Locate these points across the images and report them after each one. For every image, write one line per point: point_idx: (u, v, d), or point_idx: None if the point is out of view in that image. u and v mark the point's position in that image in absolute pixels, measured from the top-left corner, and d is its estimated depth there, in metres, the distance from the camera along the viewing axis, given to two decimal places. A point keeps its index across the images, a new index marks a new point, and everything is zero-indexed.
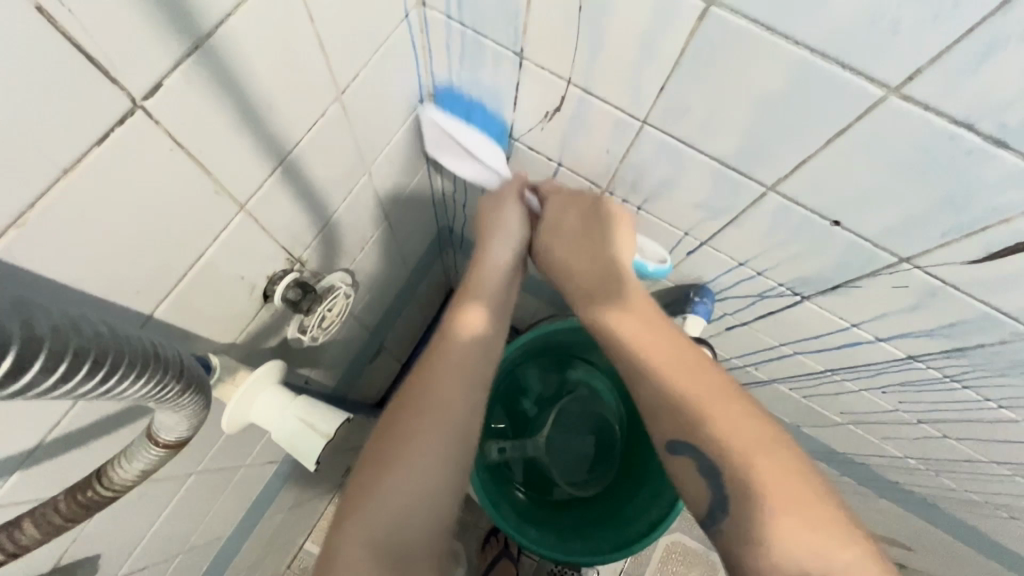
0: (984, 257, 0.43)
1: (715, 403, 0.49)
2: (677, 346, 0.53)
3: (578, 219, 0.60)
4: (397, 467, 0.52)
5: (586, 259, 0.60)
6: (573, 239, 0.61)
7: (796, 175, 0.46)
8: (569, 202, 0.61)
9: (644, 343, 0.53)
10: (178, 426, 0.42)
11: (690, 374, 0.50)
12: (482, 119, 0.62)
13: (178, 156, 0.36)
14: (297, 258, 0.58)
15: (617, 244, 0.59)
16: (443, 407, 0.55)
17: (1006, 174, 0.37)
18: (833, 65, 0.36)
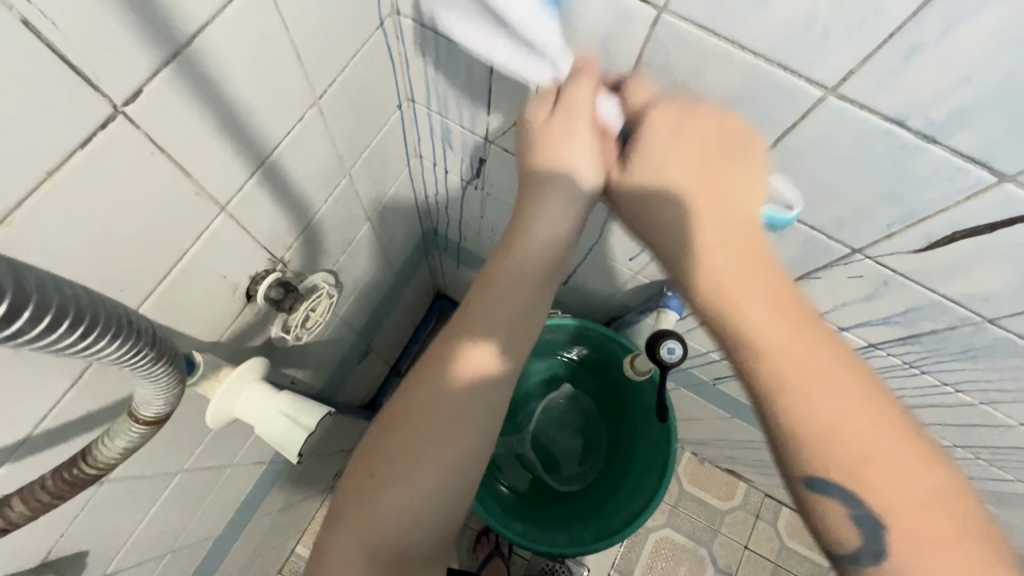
0: (925, 246, 0.46)
1: (804, 357, 0.40)
2: (768, 276, 0.43)
3: (698, 147, 0.43)
4: (392, 479, 0.50)
5: (704, 208, 0.43)
6: (685, 180, 0.43)
7: None
8: (677, 120, 0.43)
9: (734, 281, 0.42)
10: (156, 401, 0.43)
11: (786, 326, 0.41)
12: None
13: (159, 159, 0.38)
14: (279, 259, 0.60)
15: (745, 186, 0.44)
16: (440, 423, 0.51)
17: (937, 167, 0.39)
18: (775, 67, 0.39)
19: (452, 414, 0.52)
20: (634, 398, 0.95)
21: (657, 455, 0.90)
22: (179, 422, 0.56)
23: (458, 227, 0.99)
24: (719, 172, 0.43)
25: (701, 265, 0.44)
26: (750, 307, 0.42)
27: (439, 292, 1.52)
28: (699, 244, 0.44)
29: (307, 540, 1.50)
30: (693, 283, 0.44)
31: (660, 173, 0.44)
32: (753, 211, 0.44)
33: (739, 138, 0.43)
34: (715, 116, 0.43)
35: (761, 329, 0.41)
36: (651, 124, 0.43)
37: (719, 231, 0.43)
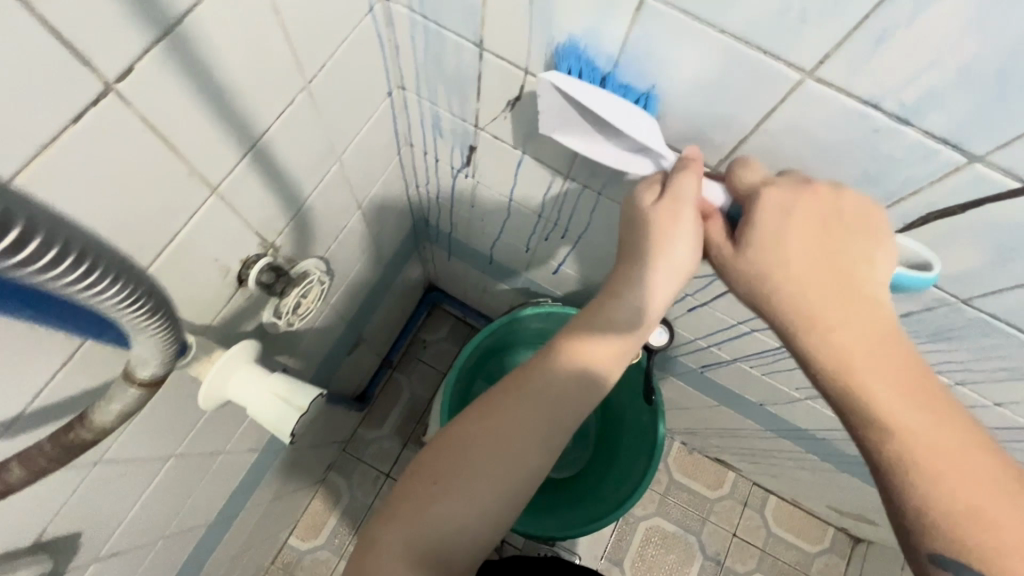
0: (900, 227, 0.48)
1: (927, 428, 0.41)
2: (892, 351, 0.44)
3: (820, 230, 0.44)
4: (449, 491, 0.52)
5: (829, 286, 0.45)
6: (806, 260, 0.45)
7: (735, 155, 0.50)
8: (790, 209, 0.44)
9: (859, 357, 0.44)
10: (152, 359, 0.41)
11: (913, 399, 0.42)
12: (619, 81, 0.48)
13: (150, 138, 0.38)
14: (270, 244, 0.60)
15: (868, 266, 0.45)
16: (500, 449, 0.54)
17: (910, 149, 0.41)
18: (756, 51, 0.40)
19: (507, 440, 0.54)
20: (620, 382, 0.97)
21: (645, 437, 0.92)
22: (171, 405, 0.57)
23: (449, 217, 1.00)
24: (847, 252, 0.45)
25: (826, 336, 0.45)
26: (872, 379, 0.43)
27: (430, 283, 1.53)
28: (826, 318, 0.44)
29: (299, 532, 1.50)
30: (815, 355, 0.45)
31: (782, 254, 0.45)
32: (880, 292, 0.45)
33: (862, 218, 0.44)
34: (831, 196, 0.44)
35: (884, 399, 0.42)
36: (766, 216, 0.45)
37: (844, 306, 0.44)
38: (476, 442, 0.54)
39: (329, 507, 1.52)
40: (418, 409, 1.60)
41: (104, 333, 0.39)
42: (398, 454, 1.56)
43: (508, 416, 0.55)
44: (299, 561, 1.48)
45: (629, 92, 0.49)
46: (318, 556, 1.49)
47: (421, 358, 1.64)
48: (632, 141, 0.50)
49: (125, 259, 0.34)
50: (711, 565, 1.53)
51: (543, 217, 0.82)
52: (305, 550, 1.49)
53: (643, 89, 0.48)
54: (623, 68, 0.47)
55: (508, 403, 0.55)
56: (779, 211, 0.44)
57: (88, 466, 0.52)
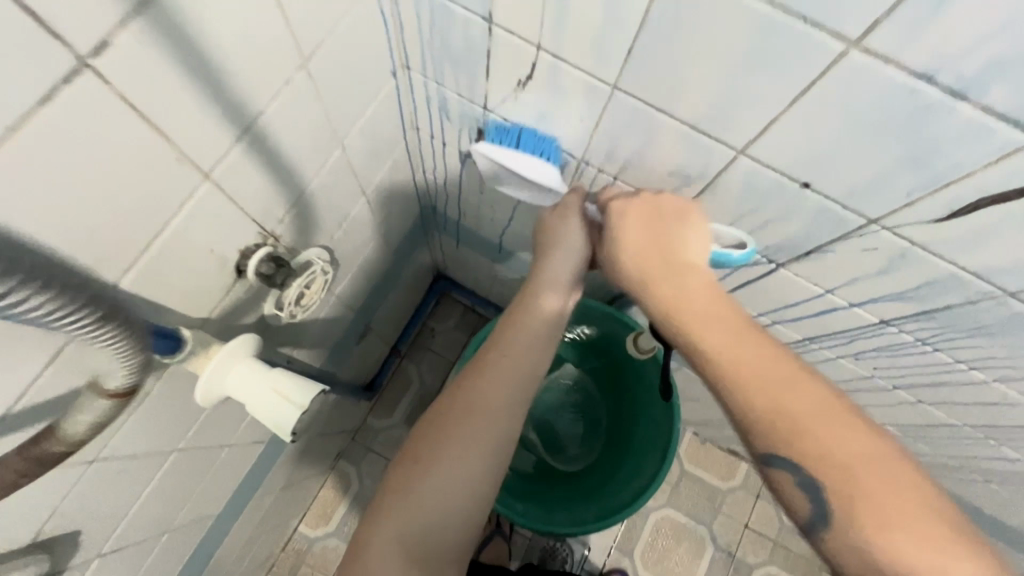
0: (947, 215, 0.44)
1: (755, 361, 0.46)
2: (716, 302, 0.51)
3: (647, 217, 0.56)
4: (437, 468, 0.56)
5: (659, 254, 0.55)
6: (641, 239, 0.56)
7: (765, 136, 0.46)
8: (631, 209, 0.57)
9: (700, 312, 0.50)
10: (118, 368, 0.39)
11: (738, 336, 0.47)
12: (529, 137, 0.62)
13: (133, 119, 0.36)
14: (269, 233, 0.57)
15: (690, 239, 0.55)
16: (467, 420, 0.59)
17: (966, 128, 0.37)
18: (795, 19, 0.36)
19: (484, 412, 0.60)
20: (637, 379, 0.94)
21: (659, 436, 0.89)
22: (170, 400, 0.55)
23: (457, 204, 0.97)
24: (674, 233, 0.55)
25: (659, 296, 0.53)
26: (709, 331, 0.48)
27: (438, 272, 1.50)
28: (663, 283, 0.53)
29: (309, 520, 1.51)
30: (656, 312, 0.53)
31: (620, 239, 0.57)
32: (698, 260, 0.55)
33: (682, 211, 0.56)
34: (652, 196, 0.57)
35: (711, 340, 0.48)
36: (614, 216, 0.58)
37: (671, 271, 0.54)
38: (450, 417, 0.59)
39: (339, 496, 1.52)
40: (427, 398, 1.59)
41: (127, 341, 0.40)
42: (406, 444, 1.55)
43: (482, 383, 0.62)
44: (309, 549, 1.48)
45: (536, 146, 0.63)
46: (327, 544, 1.49)
47: (429, 347, 1.62)
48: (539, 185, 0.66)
49: (64, 278, 0.33)
50: (722, 556, 1.51)
51: None
52: (315, 537, 1.49)
53: (547, 142, 0.62)
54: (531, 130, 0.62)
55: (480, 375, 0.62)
56: (620, 212, 0.57)
57: (84, 464, 0.50)
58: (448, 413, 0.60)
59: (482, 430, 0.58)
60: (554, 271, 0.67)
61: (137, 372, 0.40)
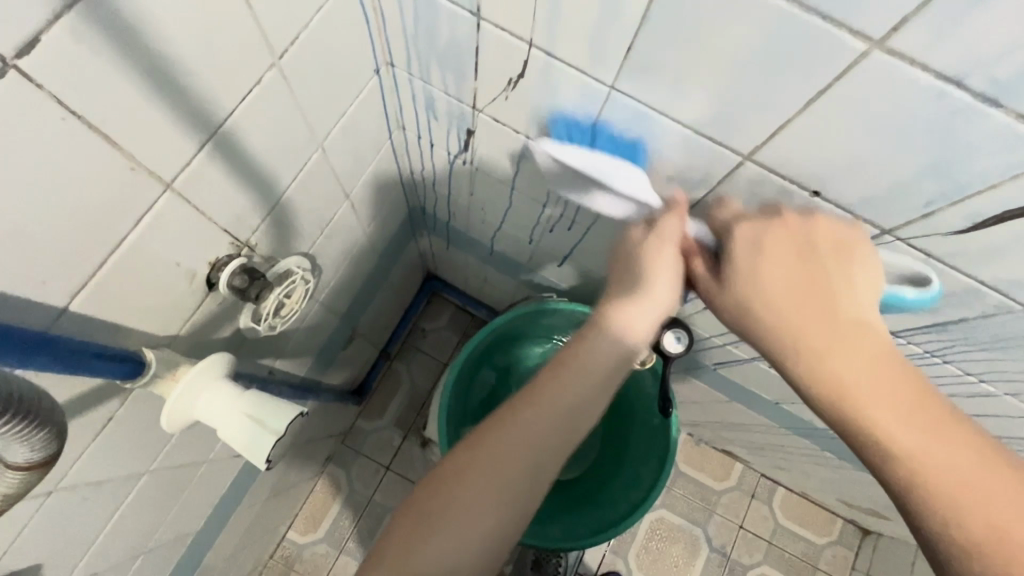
0: (968, 227, 0.41)
1: (943, 451, 0.39)
2: (888, 365, 0.42)
3: (791, 254, 0.45)
4: (444, 521, 0.47)
5: (812, 306, 0.44)
6: (782, 286, 0.45)
7: (773, 141, 0.43)
8: (760, 244, 0.46)
9: (856, 384, 0.42)
10: (15, 445, 0.35)
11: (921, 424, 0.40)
12: (609, 137, 0.52)
13: (73, 127, 0.32)
14: (243, 243, 0.53)
15: (854, 278, 0.44)
16: (496, 465, 0.49)
17: (994, 136, 0.34)
18: (812, 16, 0.33)
19: (510, 460, 0.49)
20: (630, 386, 0.92)
21: (654, 446, 0.87)
22: (136, 422, 0.51)
23: (446, 205, 0.93)
24: (830, 274, 0.45)
25: (815, 363, 0.44)
26: (876, 408, 0.41)
27: (429, 272, 1.46)
28: (819, 344, 0.44)
29: (298, 526, 1.47)
30: (801, 377, 0.45)
31: (758, 283, 0.46)
32: (863, 308, 0.44)
33: (841, 241, 0.45)
34: (801, 225, 0.45)
35: (882, 420, 0.41)
36: (738, 253, 0.47)
37: (827, 327, 0.44)
38: (484, 468, 0.49)
39: (328, 501, 1.49)
40: (418, 400, 1.55)
41: (75, 370, 0.37)
42: (397, 447, 1.52)
43: (512, 441, 0.50)
44: (298, 555, 1.45)
45: (620, 146, 0.52)
46: (317, 551, 1.46)
47: (421, 349, 1.58)
48: (622, 195, 0.54)
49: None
50: (717, 557, 1.49)
51: (549, 207, 0.75)
52: (304, 544, 1.46)
53: (633, 142, 0.51)
54: (613, 129, 0.51)
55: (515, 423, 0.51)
56: (746, 244, 0.47)
57: (42, 494, 0.47)
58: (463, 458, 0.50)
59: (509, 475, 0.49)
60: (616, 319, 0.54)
61: (47, 445, 0.36)
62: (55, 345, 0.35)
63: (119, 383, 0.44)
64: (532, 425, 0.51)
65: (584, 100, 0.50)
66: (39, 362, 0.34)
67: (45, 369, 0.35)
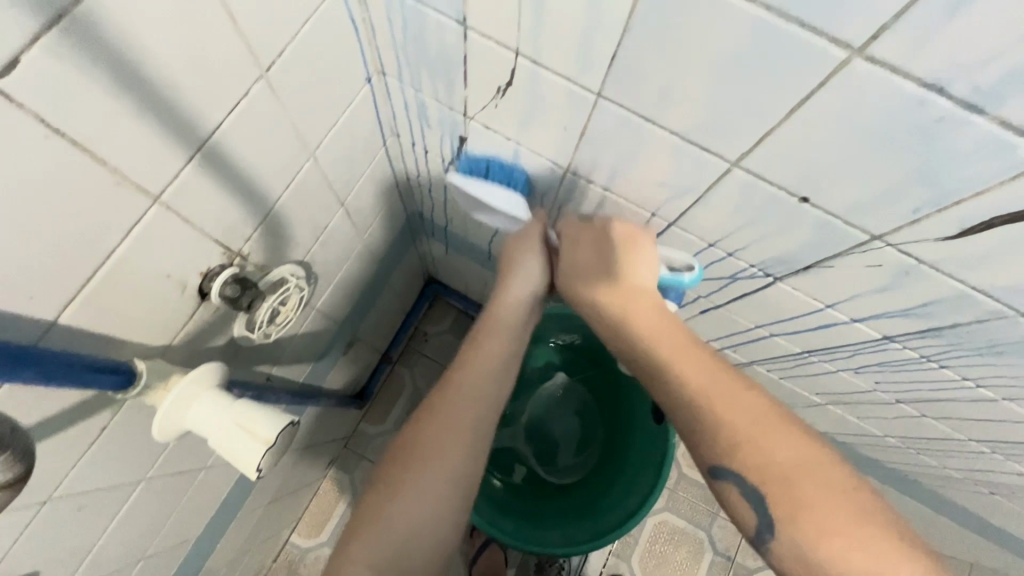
0: (958, 233, 0.40)
1: (709, 385, 0.47)
2: (664, 326, 0.51)
3: (598, 245, 0.56)
4: (401, 492, 0.54)
5: (603, 279, 0.55)
6: (592, 267, 0.56)
7: (759, 148, 0.43)
8: (589, 238, 0.58)
9: (654, 337, 0.50)
10: None
11: (708, 379, 0.47)
12: (500, 169, 0.66)
13: (56, 144, 0.32)
14: (236, 252, 0.54)
15: (636, 262, 0.55)
16: (421, 438, 0.57)
17: (978, 143, 0.33)
18: (791, 24, 0.32)
19: (444, 426, 0.58)
20: (630, 391, 0.91)
21: (652, 452, 0.86)
22: (131, 431, 0.52)
23: (444, 210, 0.94)
24: (620, 255, 0.55)
25: (620, 328, 0.53)
26: (655, 357, 0.49)
27: (430, 276, 1.47)
28: (616, 311, 0.53)
29: (301, 530, 1.48)
30: (613, 332, 0.54)
31: (577, 268, 0.57)
32: (646, 283, 0.55)
33: (632, 236, 0.56)
34: (603, 222, 0.57)
35: (673, 370, 0.48)
36: (568, 241, 0.59)
37: (620, 298, 0.54)
38: (408, 435, 0.58)
39: (331, 505, 1.49)
40: (420, 404, 1.56)
41: (62, 383, 0.37)
42: None
43: (450, 406, 0.59)
44: (302, 559, 1.46)
45: (508, 177, 0.67)
46: (320, 554, 1.46)
47: (423, 353, 1.59)
48: (506, 212, 0.68)
49: None
50: (721, 561, 1.49)
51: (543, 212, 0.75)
52: (307, 547, 1.47)
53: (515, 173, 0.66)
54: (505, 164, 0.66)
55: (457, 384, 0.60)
56: (573, 241, 0.58)
57: (38, 504, 0.47)
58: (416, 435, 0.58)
59: (453, 438, 0.57)
60: (511, 291, 0.64)
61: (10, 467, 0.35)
62: (42, 360, 0.35)
63: (110, 393, 0.45)
64: (469, 388, 0.60)
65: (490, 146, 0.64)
66: (26, 377, 0.34)
67: (33, 382, 0.35)
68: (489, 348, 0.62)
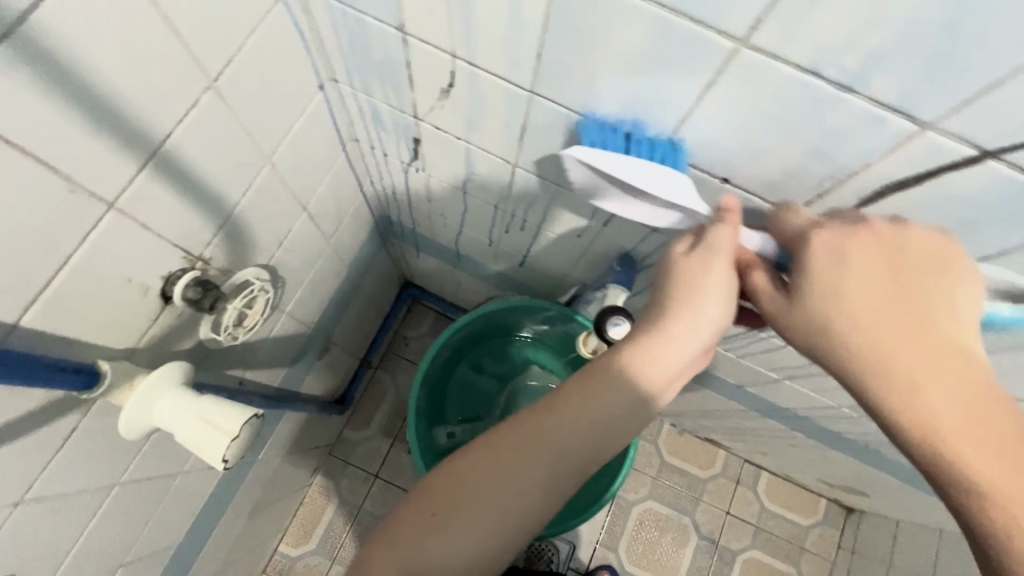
0: (856, 203, 0.44)
1: (1022, 475, 0.36)
2: (940, 377, 0.38)
3: (881, 274, 0.40)
4: (453, 517, 0.49)
5: (891, 313, 0.39)
6: (868, 298, 0.40)
7: (679, 135, 0.46)
8: (840, 249, 0.41)
9: (923, 387, 0.38)
10: None
11: (1006, 459, 0.36)
12: (643, 141, 0.47)
13: (10, 154, 0.35)
14: (197, 257, 0.56)
15: (942, 305, 0.40)
16: (496, 471, 0.50)
17: (856, 119, 0.37)
18: (684, 19, 0.36)
19: (521, 465, 0.50)
20: None
21: None
22: (100, 433, 0.54)
23: (409, 212, 0.97)
24: (919, 297, 0.39)
25: (881, 372, 0.40)
26: (968, 440, 0.37)
27: (405, 279, 1.49)
28: (900, 367, 0.39)
29: (290, 539, 1.49)
30: (874, 393, 0.40)
31: (835, 297, 0.41)
32: (952, 330, 0.39)
33: (934, 260, 0.40)
34: (893, 233, 0.40)
35: (951, 438, 0.37)
36: (827, 260, 0.41)
37: (912, 348, 0.39)
38: (488, 463, 0.50)
39: (318, 513, 1.50)
40: (403, 407, 1.58)
41: (30, 381, 0.39)
42: (385, 454, 1.55)
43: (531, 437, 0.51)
44: (291, 568, 1.46)
45: (658, 150, 0.47)
46: (310, 562, 1.47)
47: (403, 356, 1.61)
48: (665, 203, 0.48)
49: None
50: (706, 545, 1.52)
51: (500, 208, 0.78)
52: (296, 556, 1.47)
53: (670, 145, 0.47)
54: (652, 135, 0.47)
55: (556, 414, 0.51)
56: (832, 257, 0.41)
57: (9, 507, 0.49)
58: (500, 456, 0.50)
59: (528, 466, 0.50)
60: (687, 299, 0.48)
61: None
62: (7, 358, 0.37)
63: (77, 394, 0.47)
64: (563, 421, 0.51)
65: (639, 105, 0.45)
66: None
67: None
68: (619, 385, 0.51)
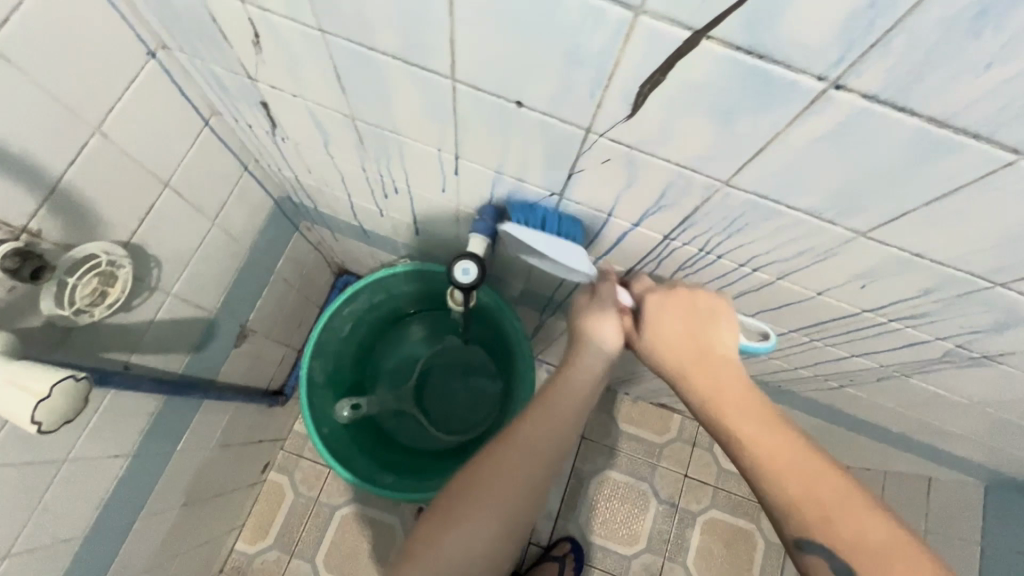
0: (630, 111, 0.44)
1: (793, 453, 0.50)
2: (724, 376, 0.57)
3: (681, 313, 0.62)
4: (458, 524, 0.56)
5: (685, 332, 0.61)
6: (670, 328, 0.61)
7: (457, 58, 0.46)
8: (665, 304, 0.63)
9: (717, 389, 0.56)
10: None
11: (769, 427, 0.52)
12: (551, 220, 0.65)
13: None
14: (19, 229, 0.56)
15: (720, 332, 0.61)
16: (493, 484, 0.58)
17: (580, 12, 0.37)
18: None
19: (509, 480, 0.59)
20: (498, 335, 0.99)
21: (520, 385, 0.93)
22: None
23: (303, 189, 0.96)
24: (706, 327, 0.61)
25: (685, 376, 0.59)
26: (737, 420, 0.53)
27: (338, 267, 1.48)
28: (686, 370, 0.59)
29: (245, 537, 1.48)
30: (683, 392, 0.59)
31: (654, 328, 0.62)
32: (728, 348, 0.60)
33: (712, 309, 0.62)
34: (689, 294, 0.62)
35: (741, 428, 0.52)
36: (651, 312, 0.63)
37: (702, 360, 0.58)
38: (481, 479, 0.58)
39: (273, 509, 1.50)
40: None
41: None
42: None
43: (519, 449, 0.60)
44: (248, 566, 1.46)
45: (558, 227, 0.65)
46: (267, 558, 1.46)
47: None
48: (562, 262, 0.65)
49: None
50: (665, 509, 1.52)
51: (369, 171, 0.78)
52: (253, 553, 1.47)
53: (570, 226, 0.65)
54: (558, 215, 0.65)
55: (531, 426, 0.62)
56: (657, 307, 0.63)
57: None
58: (489, 471, 0.59)
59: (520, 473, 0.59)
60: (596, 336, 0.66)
61: None
62: None
63: None
64: (541, 432, 0.62)
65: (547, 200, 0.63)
66: None
67: None
68: (575, 384, 0.65)
